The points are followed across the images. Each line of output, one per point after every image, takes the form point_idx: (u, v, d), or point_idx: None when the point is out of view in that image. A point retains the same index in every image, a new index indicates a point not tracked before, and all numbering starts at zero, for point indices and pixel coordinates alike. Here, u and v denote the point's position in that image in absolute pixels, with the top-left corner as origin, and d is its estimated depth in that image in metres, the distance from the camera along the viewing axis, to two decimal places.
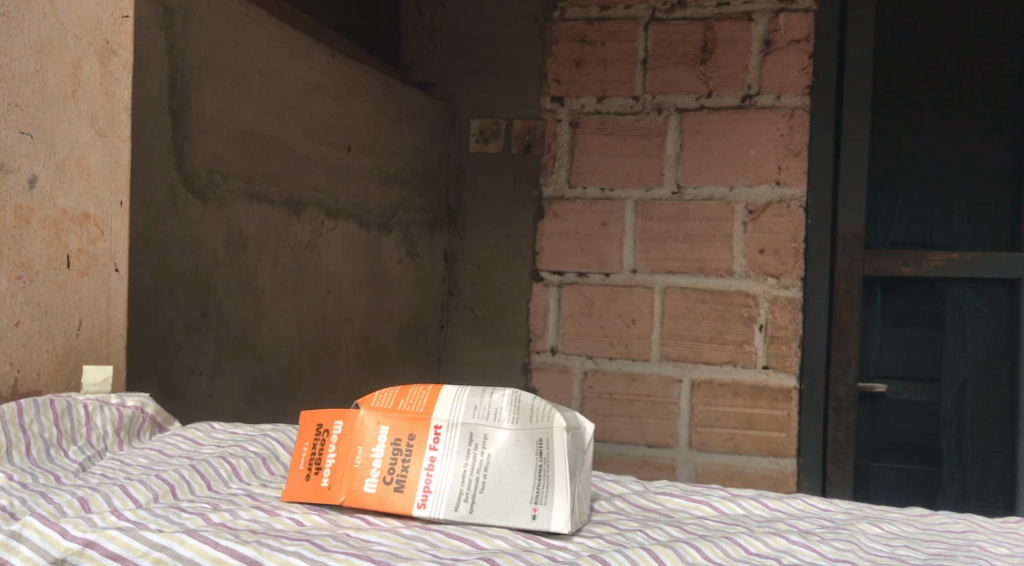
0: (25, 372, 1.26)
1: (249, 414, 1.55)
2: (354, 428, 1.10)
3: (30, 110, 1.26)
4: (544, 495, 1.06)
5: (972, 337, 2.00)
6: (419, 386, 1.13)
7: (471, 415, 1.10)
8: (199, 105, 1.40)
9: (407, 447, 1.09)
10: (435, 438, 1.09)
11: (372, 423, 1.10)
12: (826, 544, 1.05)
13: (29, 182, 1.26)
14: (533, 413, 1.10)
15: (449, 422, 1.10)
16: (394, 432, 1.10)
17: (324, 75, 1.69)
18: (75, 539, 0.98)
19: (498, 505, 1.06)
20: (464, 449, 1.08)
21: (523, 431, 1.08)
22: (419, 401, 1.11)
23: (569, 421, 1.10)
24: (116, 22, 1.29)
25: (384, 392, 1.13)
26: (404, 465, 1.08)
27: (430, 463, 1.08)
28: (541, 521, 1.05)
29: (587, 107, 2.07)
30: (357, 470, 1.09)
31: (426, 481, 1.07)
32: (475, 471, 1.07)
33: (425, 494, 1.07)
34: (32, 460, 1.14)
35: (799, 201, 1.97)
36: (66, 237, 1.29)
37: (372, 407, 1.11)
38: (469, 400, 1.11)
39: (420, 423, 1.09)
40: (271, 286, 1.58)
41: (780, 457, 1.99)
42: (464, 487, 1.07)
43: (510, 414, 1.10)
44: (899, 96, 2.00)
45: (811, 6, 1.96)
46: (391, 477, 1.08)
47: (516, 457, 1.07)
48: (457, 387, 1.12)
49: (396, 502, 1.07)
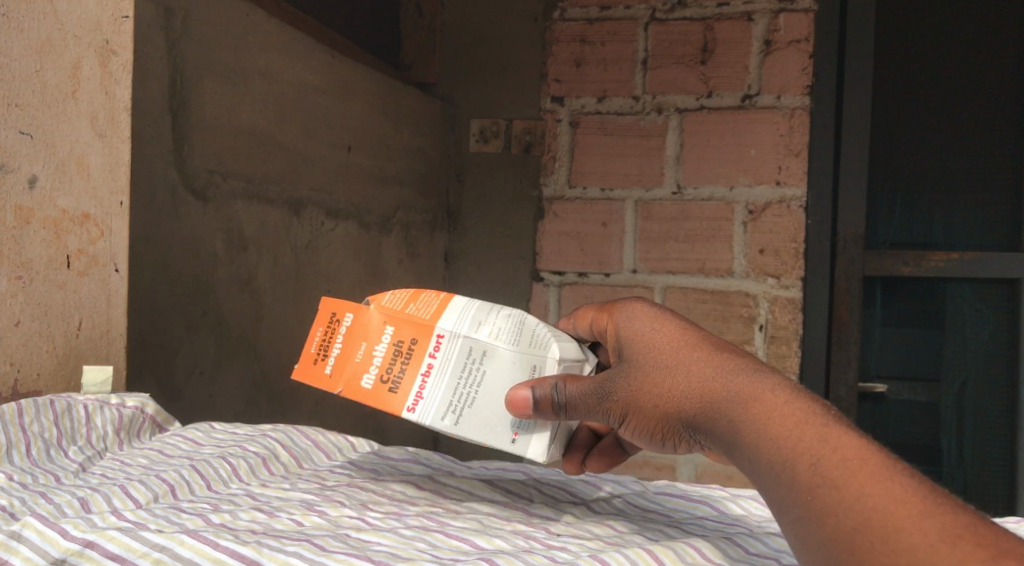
0: (25, 371, 1.23)
1: (249, 414, 1.56)
2: (362, 322, 1.14)
3: (29, 110, 1.23)
4: (526, 423, 1.11)
5: (972, 336, 2.01)
6: (430, 292, 1.17)
7: (473, 330, 1.13)
8: (200, 106, 1.42)
9: (407, 351, 1.12)
10: (436, 346, 1.12)
11: (380, 321, 1.13)
12: None
13: (29, 182, 1.23)
14: (533, 339, 1.13)
15: (451, 333, 1.13)
16: (398, 334, 1.13)
17: (324, 74, 1.68)
18: (75, 539, 0.99)
19: (483, 422, 1.11)
20: (462, 361, 1.12)
21: (521, 353, 1.12)
22: (428, 307, 1.15)
23: (565, 351, 1.13)
24: (116, 22, 1.29)
25: (397, 293, 1.16)
26: (402, 367, 1.12)
27: (426, 370, 1.11)
28: (518, 446, 1.11)
29: (587, 107, 2.06)
30: (358, 362, 1.12)
31: (420, 387, 1.11)
32: (467, 383, 1.11)
33: (416, 399, 1.11)
34: (32, 460, 1.14)
35: (799, 201, 1.96)
36: (67, 237, 1.27)
37: (382, 305, 1.14)
38: (475, 314, 1.14)
39: (425, 328, 1.13)
40: (272, 286, 1.59)
41: None
42: (454, 399, 1.11)
43: (511, 336, 1.13)
44: (901, 95, 2.00)
45: (811, 6, 1.94)
46: (387, 375, 1.12)
47: (509, 377, 1.12)
48: (467, 301, 1.16)
49: (388, 401, 1.11)
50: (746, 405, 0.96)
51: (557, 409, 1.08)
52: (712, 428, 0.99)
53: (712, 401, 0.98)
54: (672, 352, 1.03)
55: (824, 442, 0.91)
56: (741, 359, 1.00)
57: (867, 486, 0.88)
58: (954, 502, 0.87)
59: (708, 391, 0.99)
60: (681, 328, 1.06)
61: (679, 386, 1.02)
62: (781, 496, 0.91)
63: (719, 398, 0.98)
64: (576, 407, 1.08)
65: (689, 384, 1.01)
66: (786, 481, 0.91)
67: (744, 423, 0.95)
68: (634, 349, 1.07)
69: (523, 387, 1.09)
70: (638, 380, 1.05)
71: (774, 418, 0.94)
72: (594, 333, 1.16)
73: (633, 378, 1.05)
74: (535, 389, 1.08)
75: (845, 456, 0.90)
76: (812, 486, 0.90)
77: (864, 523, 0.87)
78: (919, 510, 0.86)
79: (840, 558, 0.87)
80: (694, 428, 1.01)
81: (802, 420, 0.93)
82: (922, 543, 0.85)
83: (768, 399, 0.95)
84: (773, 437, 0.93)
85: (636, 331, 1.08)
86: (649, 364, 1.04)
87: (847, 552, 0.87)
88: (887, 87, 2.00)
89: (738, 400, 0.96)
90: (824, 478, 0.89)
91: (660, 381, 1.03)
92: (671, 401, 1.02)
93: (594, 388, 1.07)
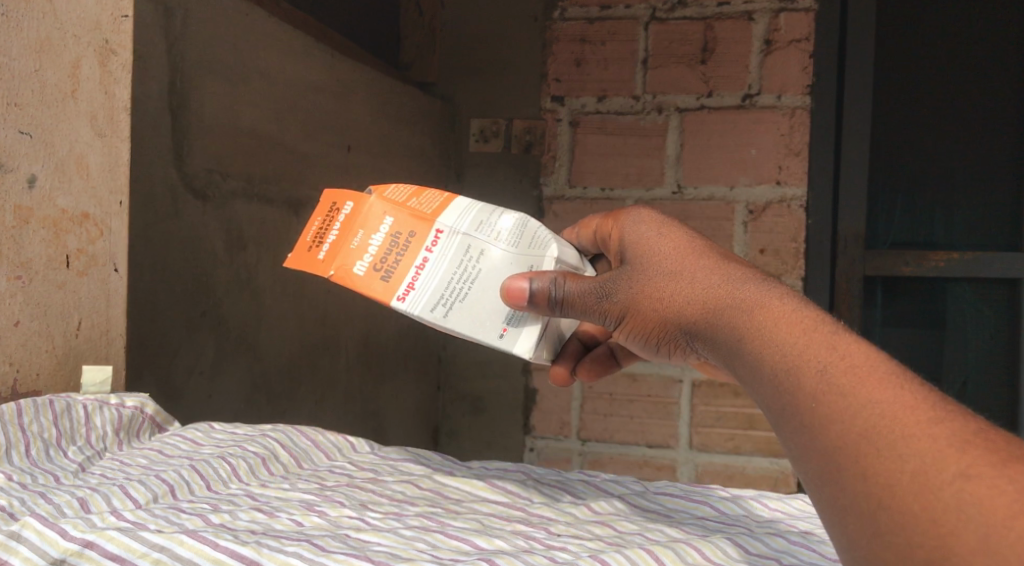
0: (25, 372, 1.24)
1: (249, 414, 1.55)
2: (362, 212, 1.18)
3: (29, 110, 1.23)
4: (516, 319, 1.17)
5: (972, 335, 2.01)
6: (434, 191, 1.21)
7: (473, 229, 1.18)
8: (201, 106, 1.42)
9: (404, 242, 1.17)
10: (433, 241, 1.17)
11: (380, 212, 1.18)
12: (824, 545, 1.10)
13: (29, 182, 1.23)
14: (533, 241, 1.19)
15: (450, 230, 1.17)
16: (396, 225, 1.17)
17: (324, 74, 1.68)
18: (75, 539, 0.99)
19: (472, 317, 1.16)
20: (458, 257, 1.17)
21: (519, 254, 1.18)
22: (430, 204, 1.19)
23: (562, 254, 1.21)
24: (116, 21, 1.29)
25: (400, 188, 1.21)
26: (396, 258, 1.16)
27: (421, 263, 1.16)
28: (506, 342, 1.17)
29: (587, 107, 2.06)
30: (353, 250, 1.17)
31: (413, 278, 1.15)
32: (461, 278, 1.16)
33: (407, 289, 1.15)
34: (32, 460, 1.14)
35: (799, 201, 1.95)
36: (66, 237, 1.26)
37: (384, 198, 1.19)
38: (477, 215, 1.19)
39: (424, 224, 1.17)
40: (271, 286, 1.58)
41: (780, 457, 1.98)
42: (446, 292, 1.16)
43: (511, 238, 1.18)
44: (901, 95, 2.00)
45: (811, 6, 1.94)
46: (381, 265, 1.16)
47: (503, 274, 1.17)
48: (469, 201, 1.20)
49: (379, 290, 1.15)
50: (753, 313, 1.03)
51: (553, 305, 1.15)
52: (712, 332, 1.07)
53: (716, 307, 1.07)
54: (682, 264, 1.11)
55: (832, 350, 0.98)
56: (746, 272, 1.08)
57: (876, 392, 0.94)
58: (962, 410, 0.94)
59: (714, 299, 1.07)
60: (689, 243, 1.14)
61: (682, 293, 1.10)
62: (787, 399, 0.98)
63: (725, 305, 1.06)
64: (573, 305, 1.16)
65: (693, 292, 1.09)
66: (795, 386, 0.98)
67: (748, 329, 1.03)
68: (639, 258, 1.15)
69: (521, 278, 1.15)
70: (641, 285, 1.13)
71: (781, 325, 1.01)
72: (597, 243, 1.25)
73: (635, 283, 1.14)
74: (534, 281, 1.14)
75: (855, 362, 0.96)
76: (820, 390, 0.96)
77: (871, 428, 0.93)
78: (927, 417, 0.93)
79: (841, 459, 0.94)
80: (694, 333, 1.09)
81: (809, 327, 1.00)
82: (930, 447, 0.91)
83: (775, 307, 1.03)
84: (780, 342, 1.00)
85: (643, 241, 1.16)
86: (658, 275, 1.12)
87: (850, 455, 0.93)
88: (887, 87, 2.00)
89: (743, 308, 1.04)
90: (833, 385, 0.96)
91: (665, 289, 1.11)
92: (675, 309, 1.10)
93: (593, 289, 1.15)
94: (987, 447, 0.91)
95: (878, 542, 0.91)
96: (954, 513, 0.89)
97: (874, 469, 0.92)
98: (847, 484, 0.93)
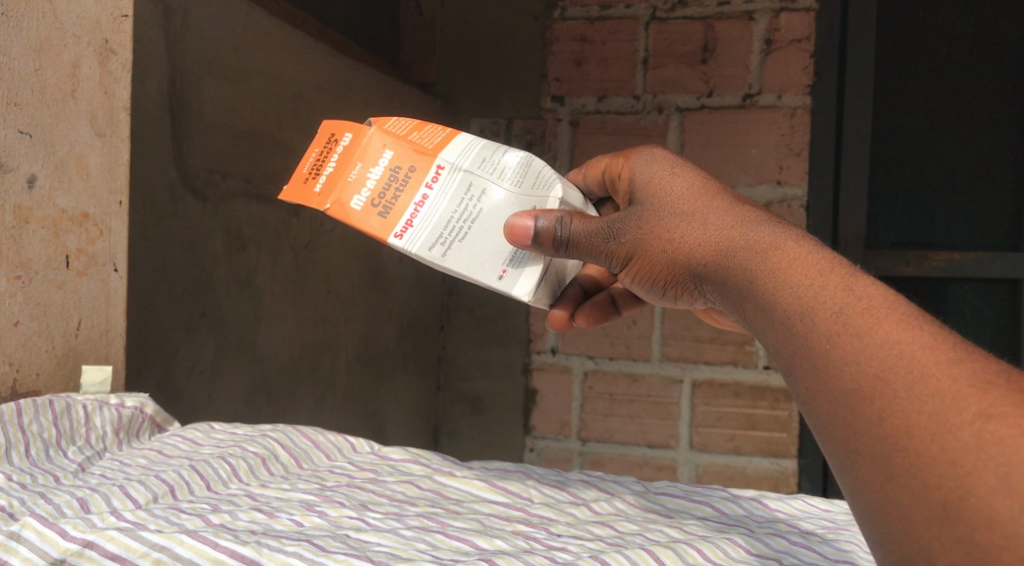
0: (24, 372, 1.23)
1: (249, 414, 1.55)
2: (361, 144, 1.17)
3: (28, 109, 1.22)
4: (517, 261, 1.16)
5: (973, 335, 2.01)
6: (436, 126, 1.20)
7: (475, 165, 1.17)
8: (200, 106, 1.42)
9: (403, 177, 1.16)
10: (434, 177, 1.16)
11: (379, 145, 1.16)
12: (826, 545, 1.10)
13: (29, 182, 1.22)
14: (536, 181, 1.18)
15: (452, 165, 1.16)
16: (396, 159, 1.16)
17: (324, 74, 1.68)
18: (75, 540, 0.99)
19: (471, 258, 1.15)
20: (459, 194, 1.16)
21: (522, 195, 1.17)
22: (432, 139, 1.18)
23: (567, 196, 1.20)
24: (116, 21, 1.29)
25: (401, 121, 1.20)
26: (395, 193, 1.15)
27: (420, 199, 1.15)
28: (506, 283, 1.16)
29: (587, 107, 2.06)
30: (351, 183, 1.15)
31: (411, 215, 1.15)
32: (462, 217, 1.15)
33: (406, 226, 1.14)
34: (31, 460, 1.13)
35: (799, 201, 1.97)
36: (66, 237, 1.26)
37: (384, 129, 1.17)
38: (480, 151, 1.18)
39: (425, 158, 1.16)
40: (271, 286, 1.58)
41: (780, 457, 1.98)
42: (445, 231, 1.15)
43: (514, 177, 1.17)
44: (901, 94, 2.00)
45: (811, 6, 1.94)
46: (378, 200, 1.15)
47: (505, 214, 1.16)
48: (472, 137, 1.19)
49: (376, 225, 1.14)
50: (766, 254, 1.04)
51: (559, 244, 1.15)
52: (722, 272, 1.08)
53: (728, 249, 1.07)
54: (694, 205, 1.11)
55: (849, 292, 0.98)
56: (759, 214, 1.09)
57: (893, 334, 0.95)
58: (983, 351, 0.94)
59: (726, 241, 1.08)
60: (700, 183, 1.14)
61: (694, 235, 1.10)
62: (802, 340, 0.98)
63: (738, 247, 1.07)
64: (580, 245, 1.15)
65: (704, 233, 1.10)
66: (808, 322, 0.98)
67: (760, 270, 1.04)
68: (649, 197, 1.15)
69: (526, 217, 1.14)
70: (650, 227, 1.13)
71: (794, 266, 1.02)
72: (604, 179, 1.24)
73: (644, 224, 1.14)
74: (540, 220, 1.14)
75: (872, 301, 0.97)
76: (834, 331, 0.97)
77: (888, 369, 0.94)
78: (949, 357, 0.93)
79: (856, 403, 0.94)
80: (703, 273, 1.10)
81: (823, 268, 1.01)
82: (950, 387, 0.92)
83: (789, 249, 1.03)
84: (794, 284, 1.01)
85: (652, 180, 1.16)
86: (669, 217, 1.12)
87: (864, 398, 0.94)
88: (888, 86, 2.00)
89: (756, 250, 1.05)
90: (848, 324, 0.97)
91: (676, 231, 1.12)
92: (685, 251, 1.11)
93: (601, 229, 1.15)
94: (1010, 387, 0.92)
95: (888, 488, 0.92)
96: (969, 461, 0.90)
97: (889, 415, 0.93)
98: (861, 430, 0.94)
